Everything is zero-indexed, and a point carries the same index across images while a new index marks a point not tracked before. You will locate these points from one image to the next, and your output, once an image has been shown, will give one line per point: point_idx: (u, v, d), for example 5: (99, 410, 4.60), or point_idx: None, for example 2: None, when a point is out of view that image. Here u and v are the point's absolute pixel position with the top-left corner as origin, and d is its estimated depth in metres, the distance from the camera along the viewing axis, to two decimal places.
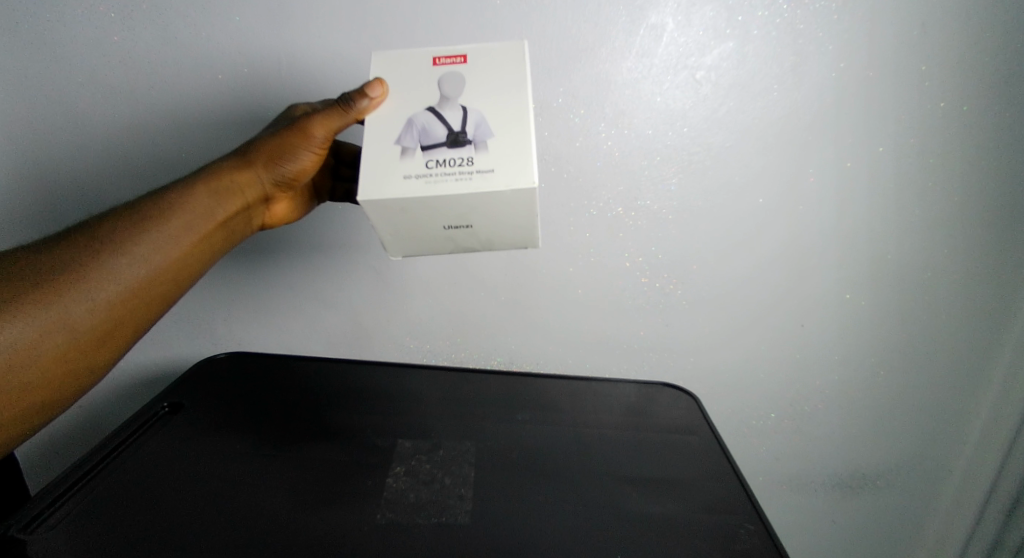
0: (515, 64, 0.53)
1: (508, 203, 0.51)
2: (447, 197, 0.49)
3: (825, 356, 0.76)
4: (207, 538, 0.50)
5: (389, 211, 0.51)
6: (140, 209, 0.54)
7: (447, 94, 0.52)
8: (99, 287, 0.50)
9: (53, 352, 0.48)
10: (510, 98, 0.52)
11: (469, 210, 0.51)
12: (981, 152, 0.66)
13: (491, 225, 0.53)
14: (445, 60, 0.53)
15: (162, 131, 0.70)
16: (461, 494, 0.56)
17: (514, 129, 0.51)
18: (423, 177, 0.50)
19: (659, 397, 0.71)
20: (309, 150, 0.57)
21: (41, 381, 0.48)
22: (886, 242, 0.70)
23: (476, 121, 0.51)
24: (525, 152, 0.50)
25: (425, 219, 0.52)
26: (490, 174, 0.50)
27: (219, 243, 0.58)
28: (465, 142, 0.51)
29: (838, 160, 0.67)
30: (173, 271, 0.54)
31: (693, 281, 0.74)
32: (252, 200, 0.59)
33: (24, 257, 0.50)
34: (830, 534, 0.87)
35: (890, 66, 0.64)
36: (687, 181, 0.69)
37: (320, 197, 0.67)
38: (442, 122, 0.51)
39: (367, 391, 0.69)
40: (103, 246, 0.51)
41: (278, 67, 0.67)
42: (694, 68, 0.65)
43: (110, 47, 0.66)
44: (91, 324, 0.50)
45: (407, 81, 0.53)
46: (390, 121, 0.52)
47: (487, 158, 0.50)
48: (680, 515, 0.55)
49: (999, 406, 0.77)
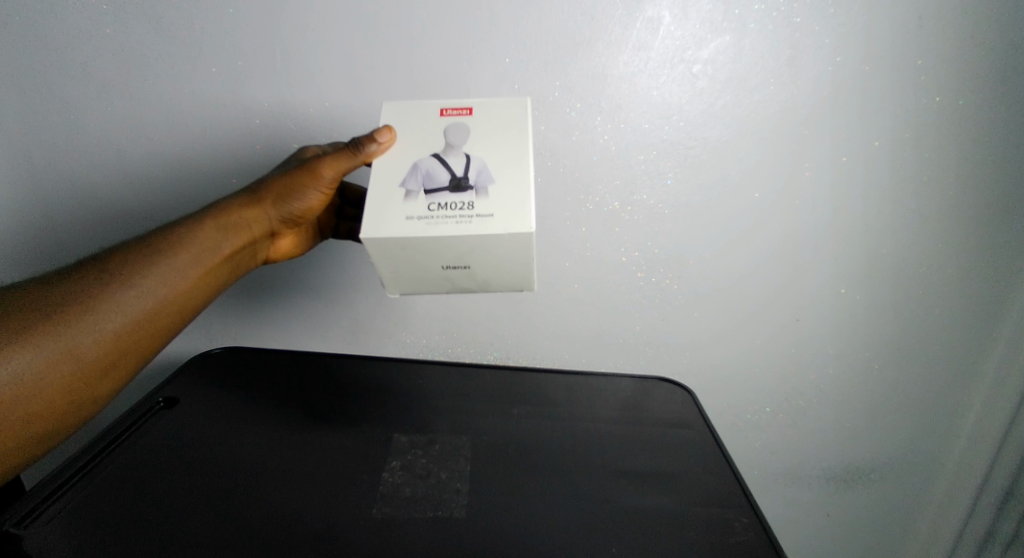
0: (517, 119, 0.55)
1: (506, 247, 0.51)
2: (448, 239, 0.50)
3: (820, 351, 0.77)
4: (202, 534, 0.50)
5: (390, 250, 0.51)
6: (148, 244, 0.55)
7: (452, 142, 0.54)
8: (107, 319, 0.51)
9: (59, 382, 0.49)
10: (511, 147, 0.53)
11: (468, 252, 0.52)
12: (976, 148, 0.66)
13: (489, 267, 0.54)
14: (452, 111, 0.55)
15: (154, 123, 0.69)
16: (457, 488, 0.56)
17: (515, 175, 0.52)
18: (424, 219, 0.51)
19: (656, 391, 0.71)
20: (316, 190, 0.59)
21: (46, 411, 0.49)
22: (881, 237, 0.70)
23: (478, 169, 0.52)
24: (524, 197, 0.51)
25: (426, 260, 0.53)
26: (490, 218, 0.50)
27: (224, 276, 0.60)
28: (467, 188, 0.52)
29: (835, 156, 0.67)
30: (178, 303, 0.56)
31: (689, 277, 0.74)
32: (258, 234, 0.61)
33: (37, 289, 0.51)
34: (824, 527, 0.88)
35: (886, 60, 0.63)
36: (684, 176, 0.69)
37: (325, 234, 0.69)
38: (445, 168, 0.52)
39: (363, 385, 0.68)
40: (112, 278, 0.53)
41: (272, 61, 0.66)
42: (691, 61, 0.64)
43: (101, 39, 0.66)
44: (95, 354, 0.51)
45: (414, 127, 0.55)
46: (396, 165, 0.53)
47: (488, 203, 0.51)
48: (674, 509, 0.56)
49: (991, 400, 0.78)
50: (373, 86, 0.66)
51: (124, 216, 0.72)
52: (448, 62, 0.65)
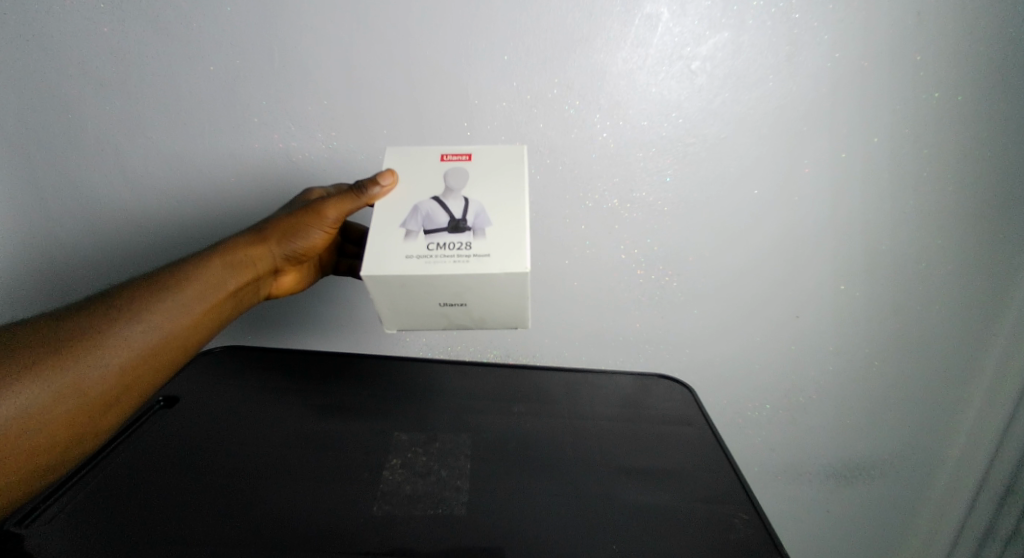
0: (514, 165, 0.58)
1: (502, 287, 0.53)
2: (446, 277, 0.52)
3: (820, 348, 0.77)
4: (203, 533, 0.50)
5: (390, 286, 0.53)
6: (156, 281, 0.59)
7: (452, 185, 0.56)
8: (112, 355, 0.55)
9: (65, 413, 0.53)
10: (507, 190, 0.56)
11: (465, 290, 0.54)
12: (976, 144, 0.66)
13: (485, 306, 0.56)
14: (452, 157, 0.58)
15: (152, 122, 0.68)
16: (458, 487, 0.56)
17: (511, 216, 0.55)
18: (423, 258, 0.53)
19: (656, 389, 0.71)
20: (320, 228, 0.63)
21: (54, 439, 0.53)
22: (881, 232, 0.70)
23: (476, 211, 0.55)
24: (520, 238, 0.53)
25: (425, 297, 0.55)
26: (486, 258, 0.52)
27: (226, 311, 0.63)
28: (465, 229, 0.54)
29: (834, 152, 0.67)
30: (178, 338, 0.59)
31: (688, 274, 0.74)
32: (261, 271, 0.64)
33: (53, 324, 0.55)
34: (824, 523, 0.88)
35: (885, 56, 0.63)
36: (683, 173, 0.69)
37: (327, 270, 0.72)
38: (444, 209, 0.55)
39: (362, 383, 0.68)
40: (120, 315, 0.56)
41: (270, 60, 0.65)
42: (690, 58, 0.64)
43: (99, 38, 0.65)
44: (100, 387, 0.55)
45: (415, 171, 0.58)
46: (397, 206, 0.56)
47: (485, 244, 0.53)
48: (674, 506, 0.56)
49: (991, 396, 0.78)
50: (372, 85, 0.66)
51: (124, 215, 0.73)
52: (447, 58, 0.65)
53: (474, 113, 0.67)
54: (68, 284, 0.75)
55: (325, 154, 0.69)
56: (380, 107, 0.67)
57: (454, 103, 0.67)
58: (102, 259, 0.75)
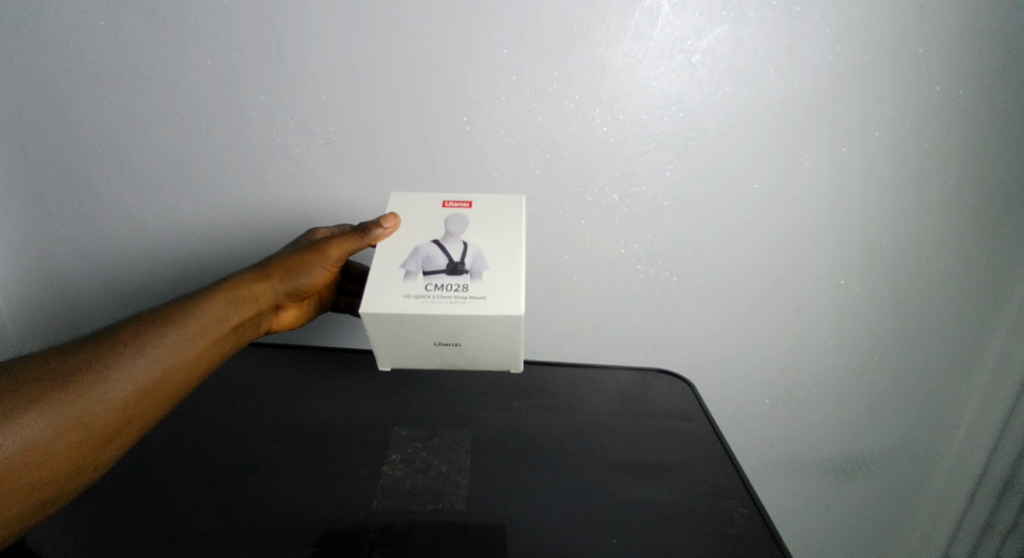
0: (513, 214, 0.59)
1: (497, 328, 0.54)
2: (442, 317, 0.53)
3: (819, 343, 0.77)
4: (201, 532, 0.50)
5: (388, 324, 0.54)
6: (163, 312, 0.55)
7: (451, 230, 0.57)
8: (116, 388, 0.50)
9: (65, 450, 0.47)
10: (505, 234, 0.57)
11: (460, 330, 0.54)
12: (977, 138, 0.66)
13: (478, 348, 0.57)
14: (453, 204, 0.60)
15: (150, 117, 0.68)
16: (458, 480, 0.56)
17: (508, 258, 0.56)
18: (422, 298, 0.54)
19: (657, 383, 0.72)
20: (321, 268, 0.62)
21: (49, 476, 0.47)
22: (881, 227, 0.70)
23: (473, 255, 0.56)
24: (516, 282, 0.54)
25: (420, 336, 0.55)
26: (483, 301, 0.54)
27: (229, 345, 0.59)
28: (462, 271, 0.55)
29: (835, 146, 0.67)
30: (185, 371, 0.54)
31: (688, 269, 0.74)
32: (263, 306, 0.62)
33: (53, 356, 0.50)
34: (822, 517, 0.88)
35: (887, 49, 0.63)
36: (683, 167, 0.68)
37: (326, 307, 0.71)
38: (443, 252, 0.56)
39: (362, 378, 0.68)
40: (123, 346, 0.51)
41: (268, 54, 0.65)
42: (690, 51, 0.64)
43: (95, 32, 0.65)
44: (103, 421, 0.49)
45: (416, 214, 0.59)
46: (398, 247, 0.57)
47: (481, 286, 0.54)
48: (674, 501, 0.56)
49: (991, 391, 0.78)
50: (371, 78, 0.66)
51: (124, 211, 0.72)
52: (447, 52, 0.65)
53: (474, 107, 0.67)
54: (70, 280, 0.76)
55: (324, 149, 0.69)
56: (380, 103, 0.67)
57: (453, 98, 0.66)
58: (102, 256, 0.75)
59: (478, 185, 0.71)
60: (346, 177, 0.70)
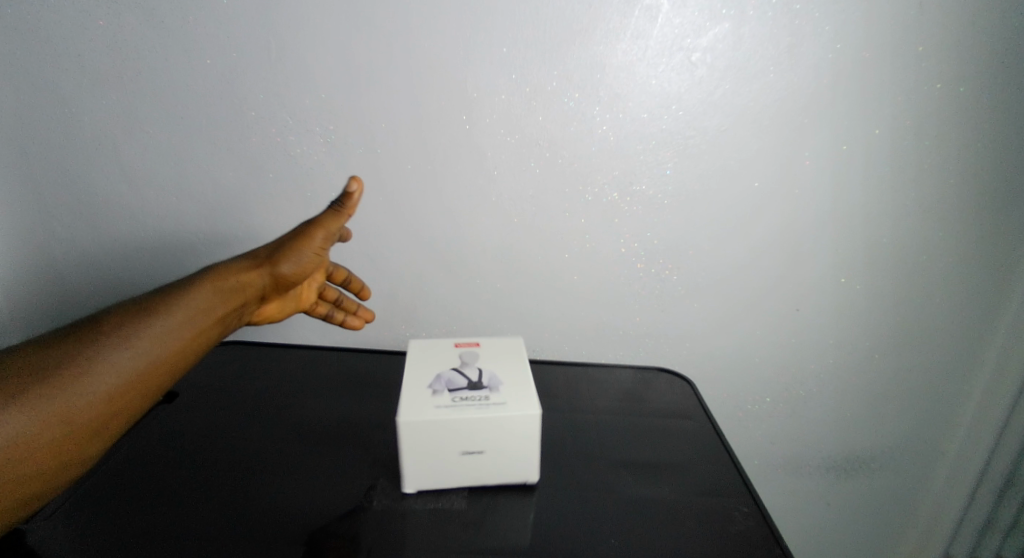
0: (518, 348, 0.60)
1: (522, 429, 0.53)
2: (472, 416, 0.51)
3: (820, 341, 0.76)
4: (200, 527, 0.50)
5: (416, 431, 0.51)
6: (147, 303, 0.55)
7: (466, 359, 0.56)
8: (101, 380, 0.50)
9: (49, 444, 0.47)
10: (515, 365, 0.57)
11: (486, 436, 0.52)
12: (978, 135, 0.66)
13: (502, 458, 0.54)
14: (463, 345, 0.60)
15: (151, 117, 0.68)
16: (452, 491, 0.55)
17: (522, 379, 0.56)
18: (451, 407, 0.52)
19: (656, 382, 0.73)
20: (308, 253, 0.62)
21: (34, 470, 0.46)
22: (882, 224, 0.70)
23: (490, 377, 0.55)
24: (532, 390, 0.54)
25: (444, 448, 0.52)
26: (507, 404, 0.53)
27: (215, 336, 0.59)
28: (483, 387, 0.54)
29: (834, 143, 0.67)
30: (170, 362, 0.54)
31: (688, 267, 0.73)
32: (249, 296, 0.61)
33: (34, 350, 0.49)
34: (823, 515, 0.88)
35: (887, 47, 0.63)
36: (683, 166, 0.68)
37: (310, 305, 0.70)
38: (462, 374, 0.55)
39: (367, 380, 0.70)
40: (107, 337, 0.51)
41: (267, 53, 0.65)
42: (690, 49, 0.64)
43: (95, 32, 0.65)
44: (87, 414, 0.49)
45: (431, 357, 0.57)
46: (419, 376, 0.55)
47: (503, 394, 0.54)
48: (673, 499, 0.56)
49: (992, 389, 0.77)
50: (371, 77, 0.66)
51: (124, 211, 0.72)
52: (446, 51, 0.65)
53: (473, 106, 0.67)
54: (71, 280, 0.76)
55: (324, 148, 0.69)
56: (380, 102, 0.67)
57: (453, 97, 0.66)
58: (103, 256, 0.75)
59: (477, 184, 0.70)
60: (346, 176, 0.70)
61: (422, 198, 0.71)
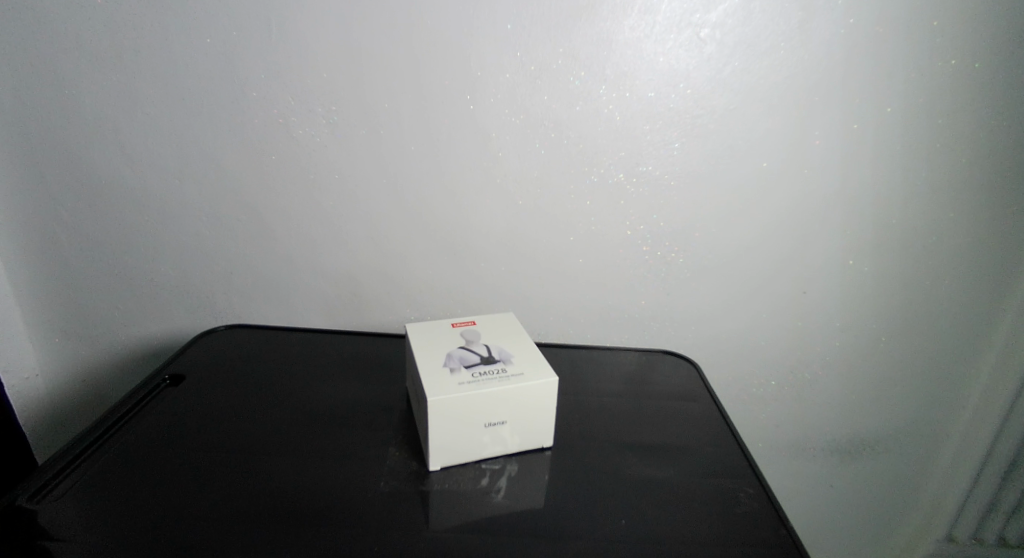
0: (510, 320, 0.65)
1: (542, 395, 0.56)
2: (495, 387, 0.53)
3: (827, 322, 0.76)
4: (209, 510, 0.50)
5: (446, 408, 0.53)
6: None
7: (471, 336, 0.61)
8: None
9: None
10: (517, 336, 0.62)
11: (509, 405, 0.55)
12: (991, 114, 0.65)
13: (522, 427, 0.57)
14: (460, 324, 0.63)
15: (151, 97, 0.66)
16: (493, 487, 0.54)
17: (527, 348, 0.60)
18: (473, 381, 0.54)
19: (660, 365, 0.73)
20: None
21: None
22: (892, 205, 0.69)
23: (499, 348, 0.59)
24: (539, 355, 0.59)
25: (470, 423, 0.54)
26: (524, 375, 0.56)
27: None
28: (496, 360, 0.57)
29: (846, 122, 0.66)
30: None
31: (693, 249, 0.73)
32: None
33: None
34: (826, 497, 0.88)
35: (901, 22, 0.61)
36: (690, 146, 0.67)
37: None
38: (472, 351, 0.58)
39: (368, 365, 0.70)
40: None
41: (268, 32, 0.64)
42: (699, 25, 0.63)
43: (92, 9, 0.63)
44: None
45: (437, 339, 0.60)
46: (433, 356, 0.57)
47: (517, 365, 0.57)
48: (679, 480, 0.56)
49: (999, 371, 0.77)
50: (374, 55, 0.65)
51: (123, 194, 0.70)
52: (449, 28, 0.63)
53: (477, 85, 0.66)
54: (70, 266, 0.74)
55: (326, 129, 0.68)
56: (383, 81, 0.66)
57: (456, 76, 0.65)
58: (101, 241, 0.73)
59: (481, 165, 0.70)
60: (350, 157, 0.69)
61: (424, 179, 0.70)
